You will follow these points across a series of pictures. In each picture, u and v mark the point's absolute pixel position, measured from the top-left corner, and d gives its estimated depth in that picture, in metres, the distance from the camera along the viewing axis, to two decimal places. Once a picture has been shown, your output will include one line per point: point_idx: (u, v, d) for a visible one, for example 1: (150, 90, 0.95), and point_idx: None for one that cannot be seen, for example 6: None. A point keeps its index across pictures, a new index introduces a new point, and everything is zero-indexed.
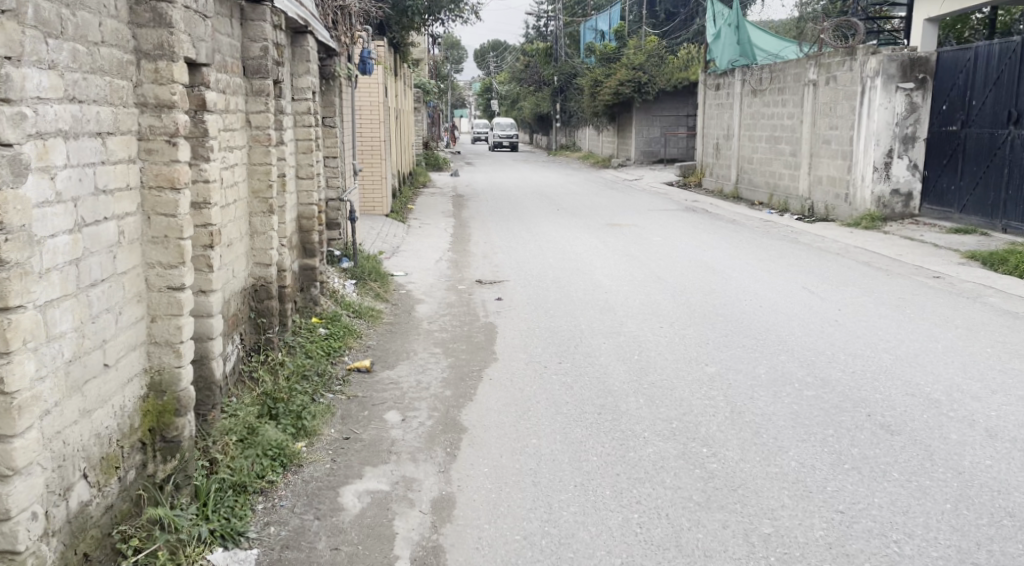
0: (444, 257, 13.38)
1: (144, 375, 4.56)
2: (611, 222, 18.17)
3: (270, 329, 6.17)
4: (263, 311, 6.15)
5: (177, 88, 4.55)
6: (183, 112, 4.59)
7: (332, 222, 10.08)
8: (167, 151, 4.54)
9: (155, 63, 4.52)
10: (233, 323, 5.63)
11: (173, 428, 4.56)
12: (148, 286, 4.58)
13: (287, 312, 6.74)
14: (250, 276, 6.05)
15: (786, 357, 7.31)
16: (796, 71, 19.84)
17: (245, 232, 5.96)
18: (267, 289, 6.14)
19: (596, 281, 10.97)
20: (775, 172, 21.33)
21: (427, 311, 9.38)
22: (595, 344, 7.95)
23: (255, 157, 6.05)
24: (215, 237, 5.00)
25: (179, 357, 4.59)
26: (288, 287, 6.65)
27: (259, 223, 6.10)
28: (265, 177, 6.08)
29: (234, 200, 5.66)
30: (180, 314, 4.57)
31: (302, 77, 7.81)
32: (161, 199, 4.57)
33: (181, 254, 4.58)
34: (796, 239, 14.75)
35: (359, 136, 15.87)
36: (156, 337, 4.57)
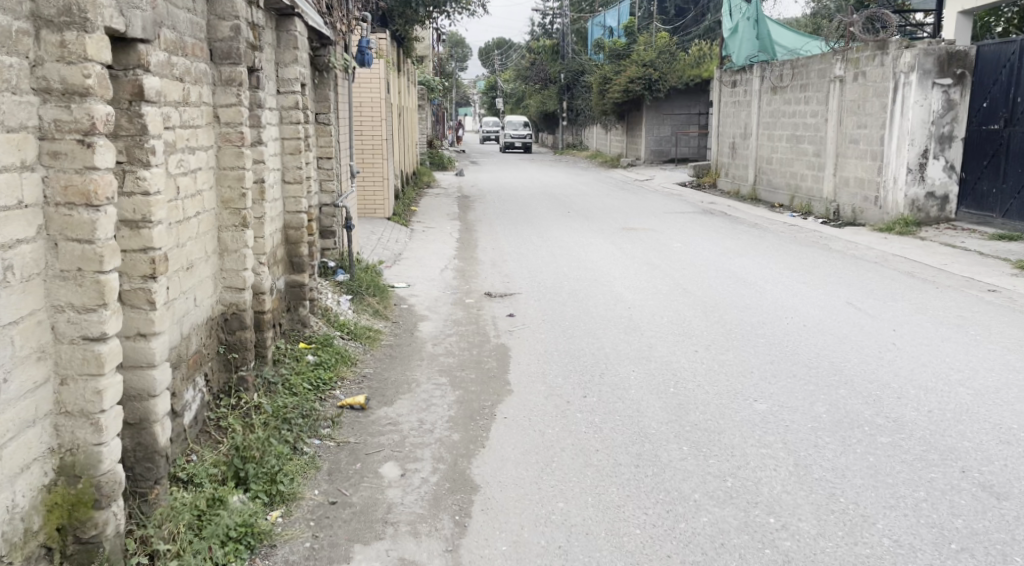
0: (449, 265, 12.42)
1: (52, 456, 3.87)
2: (627, 226, 17.19)
3: (243, 366, 5.21)
4: (236, 344, 5.19)
5: (92, 69, 3.79)
6: (100, 101, 3.84)
7: (326, 230, 9.11)
8: (78, 155, 3.80)
9: (60, 34, 3.75)
10: (194, 364, 4.71)
11: (90, 525, 3.87)
12: (56, 338, 3.86)
13: (268, 340, 5.77)
14: (218, 303, 5.06)
15: (847, 393, 6.30)
16: (821, 67, 18.87)
17: (210, 251, 4.98)
18: (242, 318, 5.16)
19: (618, 296, 9.99)
20: (797, 172, 20.31)
21: (431, 330, 8.41)
22: (622, 373, 6.97)
23: (225, 160, 5.06)
24: (158, 264, 4.20)
25: (98, 433, 3.89)
26: (267, 313, 5.66)
27: (230, 239, 5.10)
28: (237, 183, 5.09)
29: (195, 213, 4.71)
30: (98, 375, 3.88)
31: (290, 66, 6.84)
32: (72, 219, 3.83)
33: (100, 293, 3.87)
34: (828, 247, 13.74)
35: (359, 134, 14.91)
36: (68, 407, 3.87)
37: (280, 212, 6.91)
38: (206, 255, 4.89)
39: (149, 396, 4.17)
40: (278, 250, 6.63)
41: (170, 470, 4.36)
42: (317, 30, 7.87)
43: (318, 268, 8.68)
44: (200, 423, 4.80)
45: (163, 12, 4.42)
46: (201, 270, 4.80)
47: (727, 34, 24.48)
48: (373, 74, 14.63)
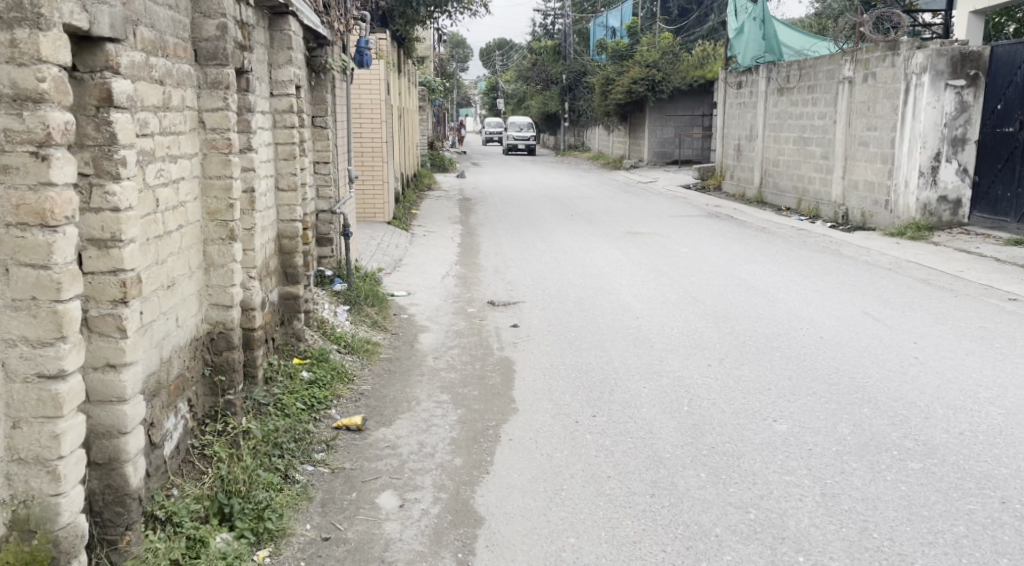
0: (451, 271, 12.10)
1: (5, 508, 3.75)
2: (632, 230, 16.87)
3: (231, 390, 4.91)
4: (222, 367, 4.88)
5: (47, 72, 3.59)
6: (56, 108, 3.65)
7: (324, 238, 8.79)
8: (32, 169, 3.62)
9: (10, 32, 3.55)
10: (175, 390, 4.45)
11: None
12: (10, 373, 3.71)
13: (260, 358, 5.46)
14: (202, 323, 4.75)
15: (872, 412, 5.97)
16: (829, 68, 18.54)
17: (194, 266, 4.65)
18: (230, 338, 4.86)
19: (626, 304, 9.66)
20: (804, 175, 19.98)
21: (432, 342, 8.09)
22: (632, 389, 6.64)
23: (211, 168, 4.75)
24: (130, 286, 3.97)
25: (54, 482, 3.74)
26: (257, 330, 5.32)
27: (216, 253, 4.78)
28: (224, 194, 4.77)
29: (176, 226, 4.45)
30: (55, 417, 3.72)
31: (284, 67, 6.54)
32: (26, 240, 3.66)
33: (58, 325, 3.70)
34: (838, 252, 13.41)
35: (359, 137, 14.59)
36: (21, 454, 3.73)
37: (274, 219, 6.60)
38: (189, 270, 4.61)
39: (120, 434, 3.93)
40: (271, 260, 6.32)
41: (145, 511, 4.10)
42: (313, 29, 7.57)
43: (314, 278, 8.36)
44: (182, 453, 4.53)
45: (139, 9, 4.14)
46: (183, 288, 4.52)
47: (733, 35, 24.17)
48: (372, 75, 14.30)
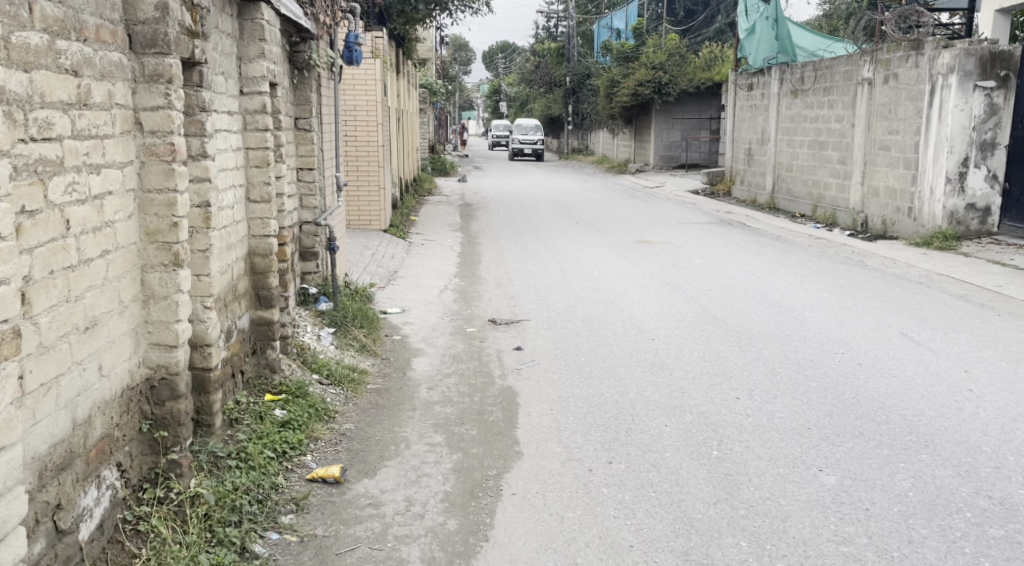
0: (450, 284, 11.32)
1: None
2: (641, 239, 16.06)
3: (174, 447, 4.35)
4: (163, 419, 4.37)
5: None
6: None
7: (308, 251, 7.94)
8: None
9: None
10: (98, 455, 3.94)
11: None
12: None
13: (218, 404, 4.73)
14: (136, 366, 4.26)
15: (931, 459, 5.16)
16: (846, 69, 17.84)
17: (127, 299, 4.18)
18: (173, 387, 4.36)
19: (640, 324, 8.86)
20: (820, 180, 19.19)
21: (426, 368, 7.29)
22: (653, 429, 5.82)
23: (149, 179, 4.25)
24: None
25: None
26: (212, 373, 4.63)
27: (156, 282, 4.30)
28: (166, 209, 4.27)
29: (99, 253, 3.96)
30: None
31: (255, 62, 5.74)
32: None
33: None
34: (862, 264, 12.62)
35: (354, 139, 13.81)
36: None
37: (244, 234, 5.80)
38: (120, 306, 4.13)
39: None
40: (239, 283, 5.53)
41: None
42: (294, 20, 6.86)
43: (295, 296, 7.53)
44: (108, 532, 3.94)
45: None
46: (109, 329, 4.04)
47: (744, 35, 23.49)
48: (368, 74, 13.53)
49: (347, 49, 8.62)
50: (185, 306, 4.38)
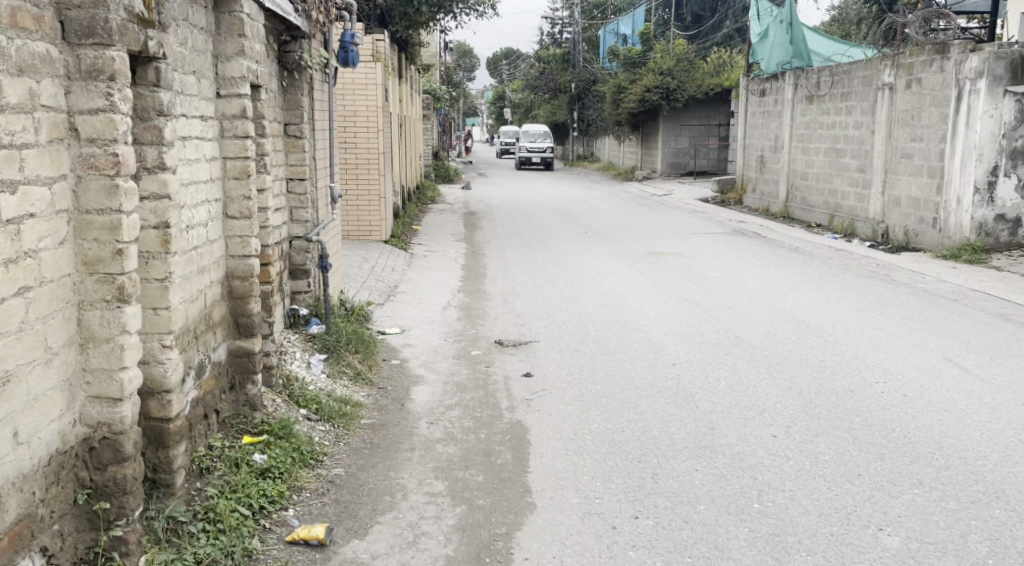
0: (453, 300, 10.68)
1: None
2: (653, 250, 15.41)
3: (119, 524, 3.96)
4: (105, 487, 3.97)
5: None
6: None
7: (298, 269, 7.26)
8: None
9: None
10: (12, 540, 3.55)
11: None
12: None
13: (179, 459, 4.31)
14: (68, 421, 3.89)
15: (1007, 516, 4.51)
16: (865, 74, 17.28)
17: (56, 345, 3.82)
18: (117, 447, 3.97)
19: (658, 347, 8.19)
20: (838, 189, 18.55)
21: (426, 399, 6.62)
22: (682, 475, 5.14)
23: (86, 199, 3.88)
24: None
25: None
26: (171, 425, 4.22)
27: (96, 323, 3.93)
28: (109, 232, 3.89)
29: (16, 294, 3.58)
30: None
31: (233, 60, 5.10)
32: None
33: None
34: (889, 278, 11.97)
35: (352, 145, 13.16)
36: None
37: (221, 253, 5.13)
38: (45, 354, 3.76)
39: None
40: (214, 309, 4.90)
41: None
42: (283, 17, 6.35)
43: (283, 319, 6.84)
44: None
45: None
46: (29, 385, 3.66)
47: (756, 40, 22.92)
48: (368, 78, 12.86)
49: (343, 50, 7.92)
50: (133, 350, 4.01)
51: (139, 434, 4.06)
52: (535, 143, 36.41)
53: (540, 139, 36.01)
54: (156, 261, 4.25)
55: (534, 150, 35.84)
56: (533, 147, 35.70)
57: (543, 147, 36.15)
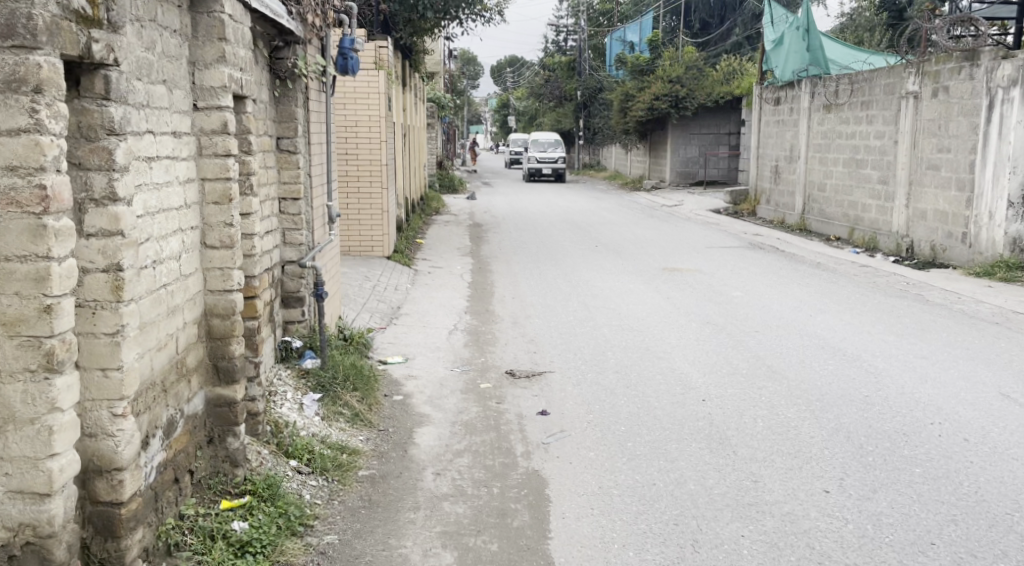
0: (460, 322, 10.04)
1: None
2: (668, 266, 14.76)
3: None
4: None
5: None
6: None
7: (291, 296, 6.63)
8: None
9: None
10: None
11: None
12: None
13: (134, 549, 3.83)
14: None
15: None
16: (888, 82, 16.70)
17: None
18: (43, 555, 3.54)
19: (684, 380, 7.54)
20: (858, 202, 18.01)
21: (431, 444, 5.96)
22: (728, 543, 4.51)
23: (6, 246, 3.42)
24: None
25: None
26: (124, 513, 3.76)
27: (18, 397, 3.49)
28: (36, 282, 3.43)
29: None
30: None
31: (213, 67, 4.48)
32: None
33: None
34: (922, 298, 11.32)
35: (353, 158, 12.54)
36: None
37: (198, 288, 4.49)
38: None
39: None
40: (187, 355, 4.31)
41: None
42: (274, 20, 5.73)
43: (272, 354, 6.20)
44: None
45: None
46: None
47: (771, 47, 22.32)
48: (370, 87, 12.23)
49: (341, 56, 7.26)
50: (68, 431, 3.59)
51: (73, 537, 3.64)
52: (545, 153, 34.35)
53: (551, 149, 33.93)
54: (107, 313, 3.72)
55: (544, 160, 33.74)
56: (543, 157, 33.55)
57: (554, 157, 34.06)
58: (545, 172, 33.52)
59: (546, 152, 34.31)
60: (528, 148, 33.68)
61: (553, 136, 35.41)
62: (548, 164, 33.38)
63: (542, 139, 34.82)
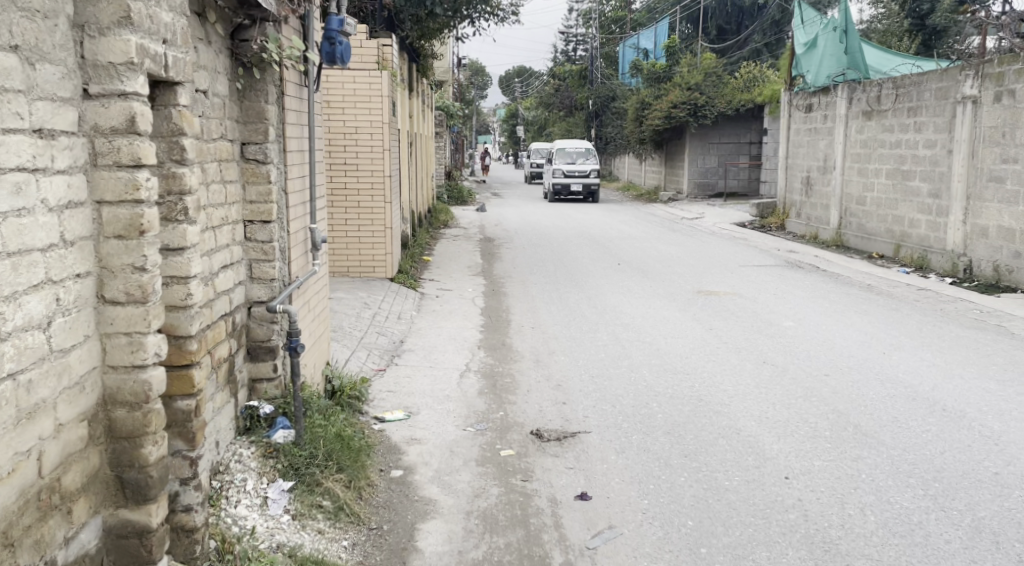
0: (472, 361, 8.55)
1: None
2: (701, 288, 13.32)
3: None
4: None
5: None
6: None
7: (260, 347, 5.10)
8: None
9: None
10: None
11: None
12: None
13: None
14: None
15: None
16: (941, 85, 15.31)
17: None
18: None
19: (756, 447, 6.06)
20: (906, 216, 16.60)
21: (438, 552, 4.48)
22: None
23: None
24: None
25: None
26: None
27: None
28: None
29: None
30: None
31: (110, 34, 3.58)
32: None
33: None
34: (1006, 329, 9.91)
35: (349, 170, 11.08)
36: None
37: (90, 367, 3.67)
38: None
39: None
40: (65, 474, 3.54)
41: None
42: None
43: (225, 431, 4.68)
44: None
45: None
46: None
47: (801, 50, 20.88)
48: (372, 89, 10.85)
49: (327, 40, 5.76)
50: None
51: None
52: (574, 165, 28.80)
53: (581, 159, 28.41)
54: None
55: (572, 173, 28.18)
56: (571, 169, 28.06)
57: (584, 170, 28.54)
58: (575, 188, 28.01)
59: (576, 163, 28.72)
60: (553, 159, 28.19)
61: (584, 144, 29.83)
62: (577, 179, 27.99)
63: (571, 148, 29.26)
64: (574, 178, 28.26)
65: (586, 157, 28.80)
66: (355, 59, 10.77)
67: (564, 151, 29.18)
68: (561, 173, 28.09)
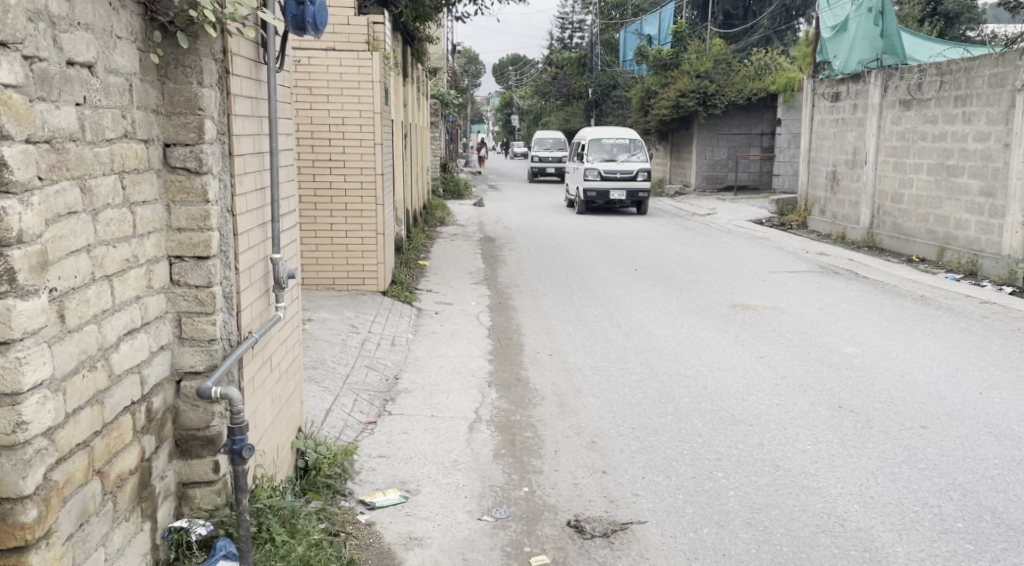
0: (479, 405, 6.95)
1: None
2: (734, 300, 11.79)
3: None
4: None
5: None
6: None
7: (194, 438, 3.74)
8: None
9: None
10: None
11: None
12: None
13: None
14: None
15: None
16: (997, 71, 13.76)
17: None
18: None
19: (874, 551, 4.57)
20: (950, 217, 15.08)
21: None
22: None
23: None
24: None
25: None
26: None
27: None
28: None
29: None
30: None
31: None
32: None
33: None
34: None
35: (335, 167, 9.50)
36: None
37: None
38: None
39: None
40: None
41: None
42: None
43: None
44: None
45: None
46: None
47: (829, 34, 19.31)
48: (361, 73, 9.33)
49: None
50: None
51: None
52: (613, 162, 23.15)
53: (622, 157, 22.89)
54: None
55: (613, 176, 22.60)
56: (611, 173, 22.55)
57: (627, 170, 22.76)
58: (615, 196, 22.42)
59: (615, 161, 22.93)
60: (587, 159, 22.68)
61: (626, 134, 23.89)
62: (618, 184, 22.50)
63: (609, 140, 23.34)
64: (614, 183, 22.60)
65: (629, 154, 23.03)
66: (342, 37, 9.24)
67: (600, 145, 23.38)
68: (597, 175, 22.44)
